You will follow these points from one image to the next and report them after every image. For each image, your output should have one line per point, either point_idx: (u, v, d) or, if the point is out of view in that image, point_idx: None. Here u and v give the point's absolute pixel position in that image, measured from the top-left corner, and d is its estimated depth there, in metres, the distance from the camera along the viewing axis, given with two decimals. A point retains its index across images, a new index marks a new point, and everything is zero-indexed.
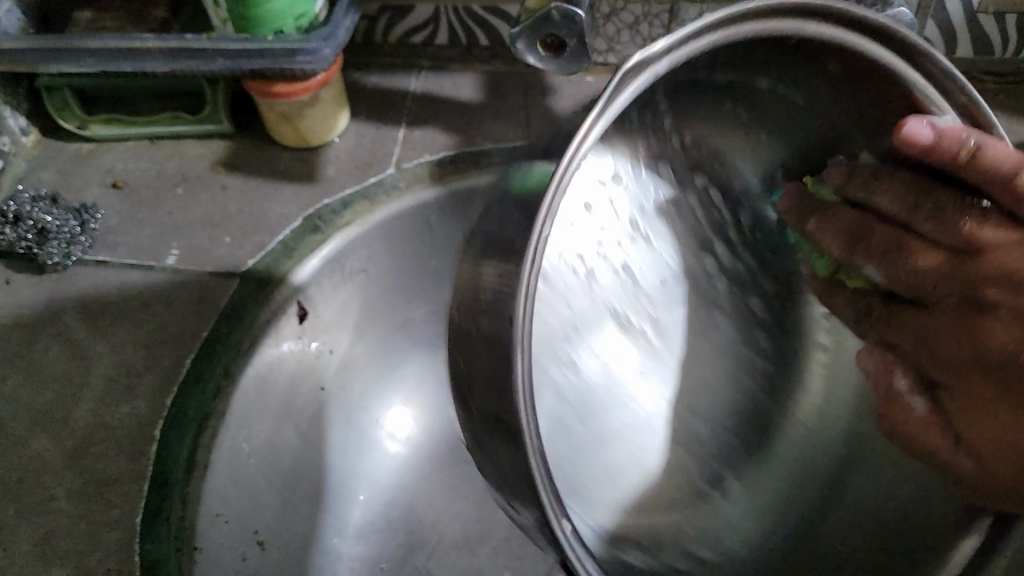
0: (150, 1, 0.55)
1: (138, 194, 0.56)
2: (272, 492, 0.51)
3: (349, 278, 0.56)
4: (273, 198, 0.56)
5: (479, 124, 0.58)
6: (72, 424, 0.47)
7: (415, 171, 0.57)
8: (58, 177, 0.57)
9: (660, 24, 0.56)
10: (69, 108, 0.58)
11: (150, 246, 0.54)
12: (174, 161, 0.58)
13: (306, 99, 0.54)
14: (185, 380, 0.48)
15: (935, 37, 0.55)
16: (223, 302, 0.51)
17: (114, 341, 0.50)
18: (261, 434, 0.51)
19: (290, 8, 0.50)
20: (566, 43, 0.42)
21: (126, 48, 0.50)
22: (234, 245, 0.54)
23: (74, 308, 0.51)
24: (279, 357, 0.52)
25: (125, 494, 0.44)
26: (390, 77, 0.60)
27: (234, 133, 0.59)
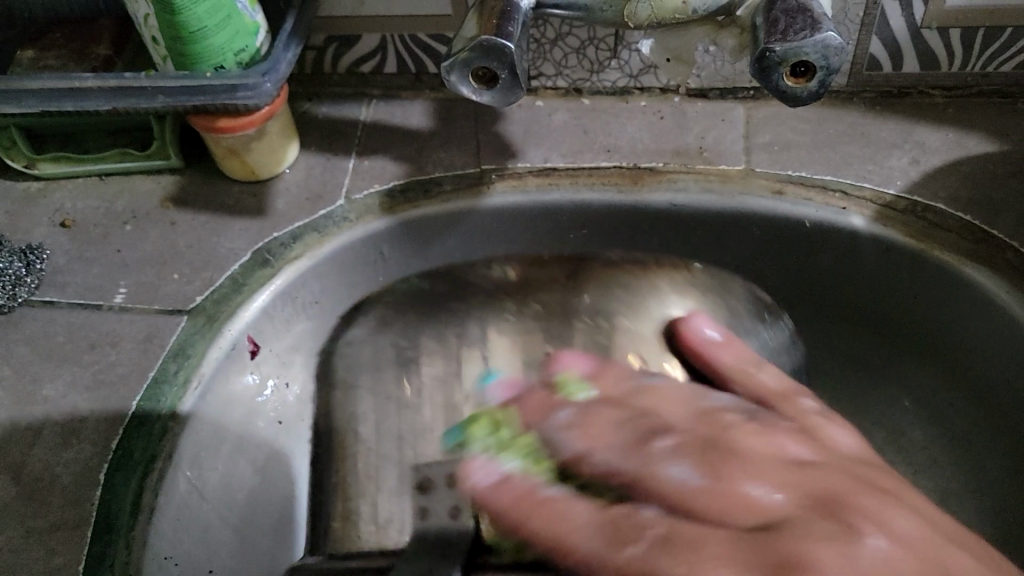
0: (93, 40, 0.55)
1: (87, 232, 0.56)
2: (228, 530, 0.50)
3: (302, 311, 0.56)
4: (223, 233, 0.55)
5: (430, 152, 0.58)
6: (16, 469, 0.47)
7: (365, 202, 0.56)
8: (6, 217, 0.57)
9: (606, 48, 0.56)
10: (16, 147, 0.57)
11: (97, 284, 0.54)
12: (123, 197, 0.57)
13: (251, 133, 0.54)
14: (131, 422, 0.48)
15: (881, 53, 0.54)
16: (170, 340, 0.51)
17: (60, 384, 0.50)
18: (214, 472, 0.50)
19: (229, 43, 0.50)
20: (498, 75, 0.42)
21: (67, 87, 0.51)
22: (183, 281, 0.53)
23: (20, 350, 0.51)
24: (232, 394, 0.52)
25: (69, 541, 0.44)
26: (340, 107, 0.61)
27: (184, 167, 0.58)
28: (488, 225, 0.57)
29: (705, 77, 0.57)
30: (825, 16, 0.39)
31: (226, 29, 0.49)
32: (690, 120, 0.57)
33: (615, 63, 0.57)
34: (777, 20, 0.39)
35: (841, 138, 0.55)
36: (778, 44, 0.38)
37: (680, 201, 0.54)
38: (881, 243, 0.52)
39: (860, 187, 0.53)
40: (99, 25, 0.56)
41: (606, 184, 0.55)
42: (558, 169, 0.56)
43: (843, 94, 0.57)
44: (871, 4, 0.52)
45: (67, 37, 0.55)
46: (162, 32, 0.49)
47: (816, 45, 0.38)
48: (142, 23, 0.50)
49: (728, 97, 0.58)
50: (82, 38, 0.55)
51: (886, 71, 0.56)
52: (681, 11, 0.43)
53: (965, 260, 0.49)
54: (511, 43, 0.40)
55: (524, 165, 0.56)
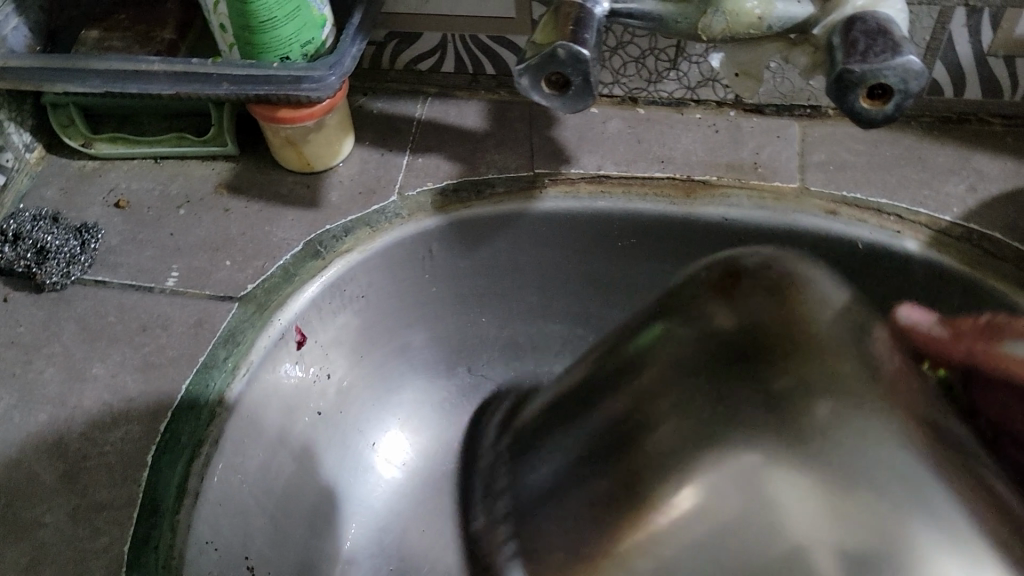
0: (159, 23, 0.55)
1: (140, 214, 0.56)
2: (265, 518, 0.50)
3: (349, 304, 0.56)
4: (275, 222, 0.55)
5: (484, 153, 0.58)
6: (65, 445, 0.47)
7: (417, 199, 0.56)
8: (61, 194, 0.57)
9: (667, 59, 0.56)
10: (74, 125, 0.58)
11: (150, 267, 0.54)
12: (177, 181, 0.58)
13: (310, 125, 0.54)
14: (179, 406, 0.48)
15: (943, 78, 0.54)
16: (220, 326, 0.51)
17: (110, 363, 0.50)
18: (256, 460, 0.50)
19: (296, 34, 0.50)
20: (570, 81, 0.42)
21: (132, 69, 0.51)
22: (234, 268, 0.54)
23: (71, 328, 0.51)
24: (277, 383, 0.52)
25: (114, 520, 0.44)
26: (396, 103, 0.61)
27: (239, 154, 0.59)
28: (537, 230, 0.57)
29: (763, 93, 0.57)
30: (905, 41, 0.39)
31: (294, 21, 0.49)
32: (746, 134, 0.57)
33: (673, 74, 0.57)
34: (857, 41, 0.39)
35: (897, 162, 0.55)
36: (857, 66, 0.38)
37: (733, 216, 0.54)
38: (934, 270, 0.51)
39: (915, 213, 0.52)
40: (163, 9, 0.56)
41: (660, 195, 0.55)
42: (611, 177, 0.56)
43: (902, 117, 0.57)
44: (938, 29, 0.51)
45: (132, 20, 0.55)
46: (231, 20, 0.49)
47: (895, 69, 0.38)
48: (211, 9, 0.50)
49: (784, 115, 0.58)
50: (147, 21, 0.55)
51: (946, 96, 0.56)
52: (756, 26, 0.43)
53: (1020, 290, 0.48)
54: (587, 51, 0.41)
55: (578, 171, 0.56)
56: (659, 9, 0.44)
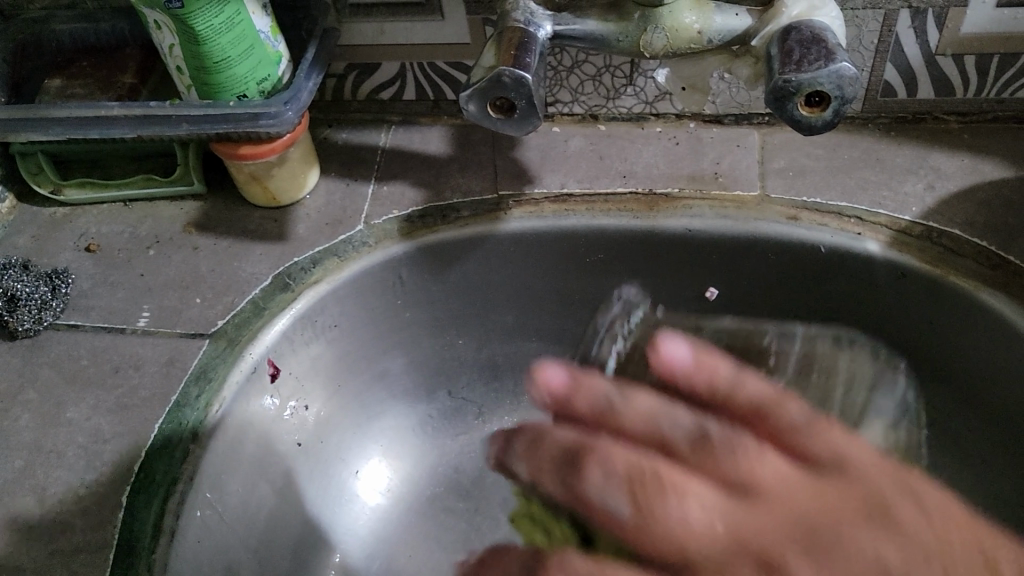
0: (119, 68, 0.56)
1: (111, 257, 0.57)
2: (246, 551, 0.51)
3: (320, 334, 0.56)
4: (244, 258, 0.56)
5: (449, 177, 0.58)
6: (41, 490, 0.47)
7: (384, 227, 0.57)
8: (33, 241, 0.58)
9: (622, 75, 0.57)
10: (43, 172, 0.59)
11: (122, 308, 0.54)
12: (147, 222, 0.58)
13: (273, 160, 0.55)
14: (152, 446, 0.48)
15: (895, 79, 0.55)
16: (191, 364, 0.52)
17: (84, 407, 0.51)
18: (234, 495, 0.50)
19: (252, 72, 0.51)
20: (516, 105, 0.43)
21: (94, 116, 0.52)
22: (205, 305, 0.54)
23: (45, 373, 0.52)
24: (251, 416, 0.52)
25: (91, 563, 0.44)
26: (360, 133, 0.62)
27: (206, 192, 0.59)
28: (505, 251, 0.57)
29: (720, 103, 0.58)
30: (839, 48, 0.40)
31: (250, 59, 0.50)
32: (705, 145, 0.58)
33: (630, 89, 0.58)
34: (793, 50, 0.40)
35: (855, 164, 0.56)
36: (793, 75, 0.39)
37: (696, 226, 0.54)
38: (896, 268, 0.51)
39: (874, 214, 0.53)
40: (124, 54, 0.57)
41: (623, 210, 0.55)
42: (574, 195, 0.56)
43: (858, 119, 0.58)
44: (885, 31, 0.52)
45: (94, 67, 0.56)
46: (187, 61, 0.50)
47: (830, 76, 0.38)
48: (167, 53, 0.50)
49: (743, 123, 0.58)
50: (108, 67, 0.56)
51: (900, 97, 0.56)
52: (697, 41, 0.43)
53: (980, 285, 0.49)
54: (530, 75, 0.41)
55: (541, 191, 0.57)
56: (602, 28, 0.44)
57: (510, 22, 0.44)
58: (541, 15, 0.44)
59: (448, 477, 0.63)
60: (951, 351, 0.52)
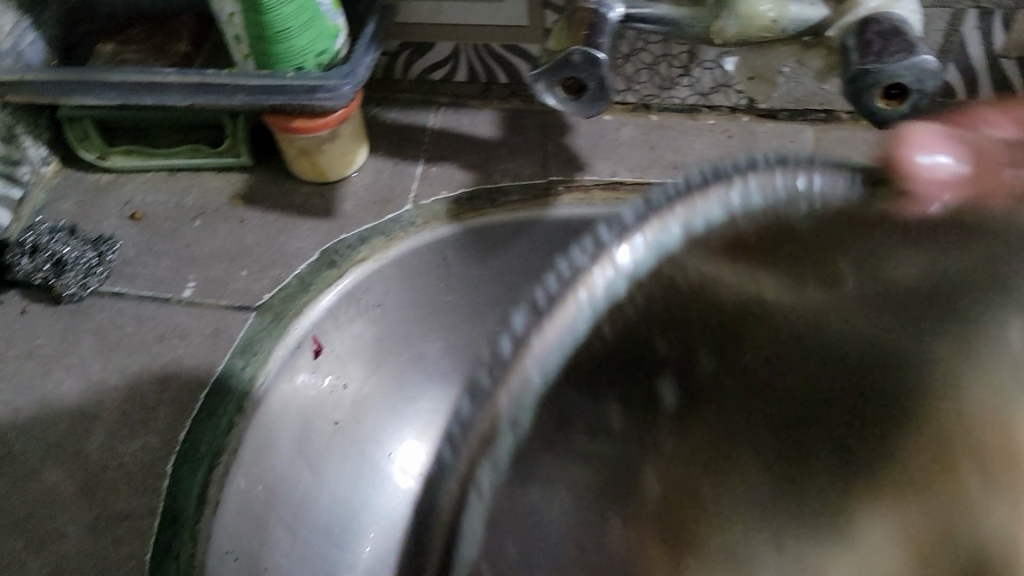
0: (173, 36, 0.55)
1: (156, 226, 0.56)
2: (283, 527, 0.50)
3: (363, 312, 0.56)
4: (290, 232, 0.56)
5: (498, 161, 0.58)
6: (84, 456, 0.47)
7: (432, 208, 0.56)
8: (77, 206, 0.57)
9: (679, 65, 0.56)
10: (89, 138, 0.59)
11: (166, 277, 0.54)
12: (192, 193, 0.58)
13: (325, 135, 0.54)
14: (196, 416, 0.48)
15: (956, 80, 0.55)
16: (236, 336, 0.51)
17: (129, 374, 0.50)
18: (274, 469, 0.50)
19: (312, 45, 0.50)
20: (586, 86, 0.42)
21: (149, 82, 0.51)
22: (251, 278, 0.54)
23: (89, 339, 0.52)
24: (293, 391, 0.52)
25: (134, 530, 0.44)
26: (409, 113, 0.61)
27: (253, 165, 0.59)
28: (553, 237, 0.57)
29: (776, 98, 0.57)
30: (919, 40, 0.39)
31: (310, 31, 0.50)
32: (759, 139, 0.57)
33: (686, 80, 0.57)
34: (872, 41, 0.39)
35: None
36: (873, 65, 0.38)
37: None
38: None
39: None
40: (179, 22, 0.56)
41: None
42: (625, 184, 0.56)
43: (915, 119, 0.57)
44: (951, 31, 0.52)
45: (147, 33, 0.56)
46: (247, 31, 0.49)
47: (911, 68, 0.38)
48: (227, 21, 0.50)
49: (797, 119, 0.58)
50: (162, 35, 0.56)
51: (959, 98, 0.56)
52: (771, 29, 0.43)
53: None
54: (602, 55, 0.41)
55: (592, 179, 0.56)
56: (674, 13, 0.44)
57: (581, 3, 0.44)
58: None
59: None
60: None
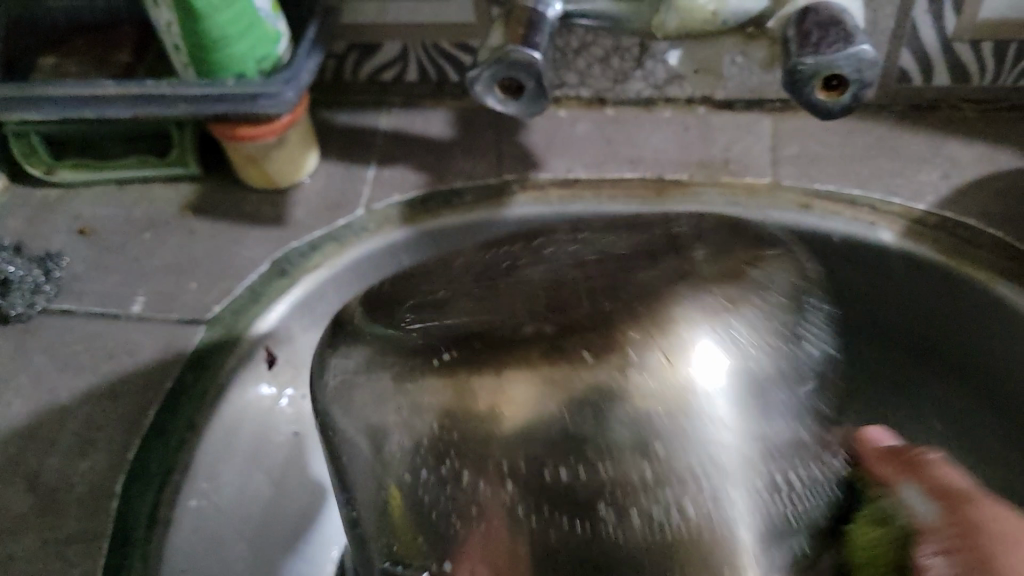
0: (114, 46, 0.54)
1: (105, 240, 0.56)
2: (241, 543, 0.49)
3: (319, 321, 0.55)
4: (241, 242, 0.55)
5: (452, 161, 0.57)
6: (33, 479, 0.46)
7: (385, 212, 0.55)
8: (25, 223, 0.56)
9: (631, 58, 0.55)
10: (37, 153, 0.57)
11: (116, 292, 0.53)
12: (142, 205, 0.57)
13: (271, 142, 0.53)
14: (146, 435, 0.47)
15: (911, 66, 0.54)
16: (187, 350, 0.50)
17: (77, 394, 0.49)
18: (230, 484, 0.49)
19: (251, 51, 0.49)
20: (525, 85, 0.41)
21: (90, 94, 0.50)
22: (201, 290, 0.53)
23: (37, 358, 0.51)
24: (248, 404, 0.51)
25: (84, 553, 0.43)
26: (361, 115, 0.60)
27: (203, 175, 0.58)
28: None
29: (731, 88, 0.56)
30: (858, 30, 0.39)
31: (248, 37, 0.49)
32: (715, 131, 0.56)
33: (639, 73, 0.56)
34: (810, 33, 0.39)
35: (869, 151, 0.54)
36: (812, 58, 0.38)
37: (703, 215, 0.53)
38: (911, 260, 0.50)
39: (889, 202, 0.52)
40: (120, 32, 0.55)
41: (632, 198, 0.54)
42: (580, 181, 0.55)
43: (873, 106, 0.56)
44: (902, 15, 0.51)
45: (89, 45, 0.55)
46: (184, 39, 0.48)
47: (849, 59, 0.37)
48: (163, 29, 0.49)
49: (754, 109, 0.57)
50: (103, 45, 0.55)
51: (916, 83, 0.55)
52: (711, 22, 0.42)
53: (996, 277, 0.48)
54: (538, 56, 0.40)
55: (546, 177, 0.55)
56: (613, 8, 0.43)
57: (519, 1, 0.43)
58: None
59: None
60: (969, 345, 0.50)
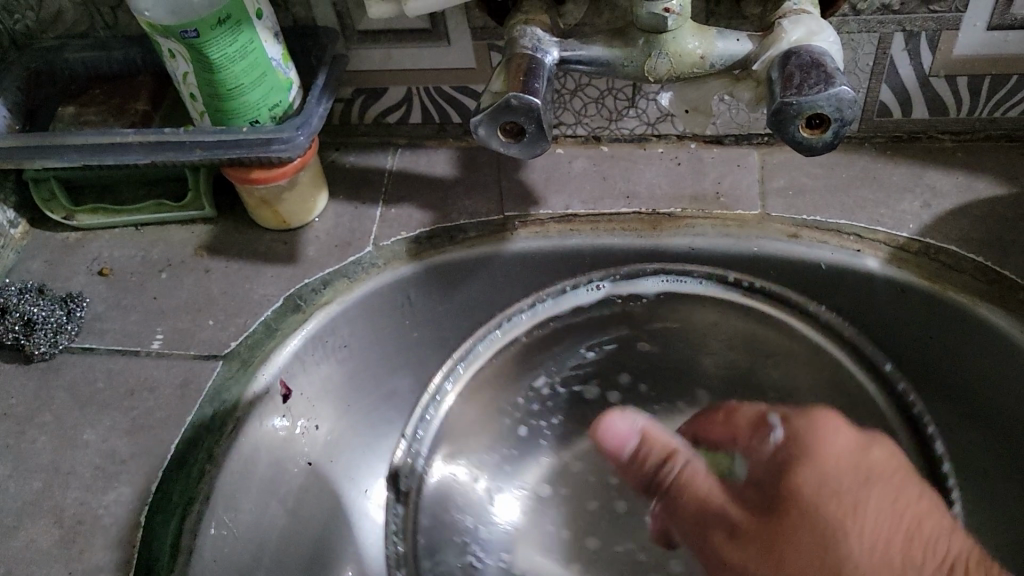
0: (131, 95, 0.57)
1: (124, 280, 0.58)
2: (260, 571, 0.51)
3: (330, 354, 0.57)
4: (255, 279, 0.57)
5: (455, 199, 0.60)
6: (60, 512, 0.48)
7: (393, 248, 0.58)
8: (46, 266, 0.59)
9: (624, 98, 0.58)
10: (55, 199, 0.60)
11: (135, 331, 0.55)
12: (159, 246, 0.59)
13: (283, 184, 0.56)
14: (168, 467, 0.49)
15: (891, 100, 0.56)
16: (206, 385, 0.52)
17: (100, 429, 0.51)
18: (249, 514, 0.51)
19: (265, 98, 0.52)
20: (525, 129, 0.44)
21: (109, 142, 0.53)
22: (217, 327, 0.55)
23: (61, 396, 0.53)
24: (265, 437, 0.53)
25: None
26: (367, 156, 0.63)
27: (217, 217, 0.60)
28: (511, 270, 0.58)
29: (720, 124, 0.59)
30: (838, 71, 0.41)
31: (262, 86, 0.51)
32: (706, 166, 0.59)
33: (632, 112, 0.59)
34: (793, 75, 0.41)
35: (853, 183, 0.57)
36: (794, 97, 0.40)
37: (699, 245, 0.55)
38: (896, 285, 0.53)
39: (873, 231, 0.54)
40: (137, 81, 0.58)
41: (627, 230, 0.56)
42: (579, 216, 0.57)
43: (855, 140, 0.59)
44: (880, 53, 0.53)
45: (107, 94, 0.57)
46: (201, 89, 0.51)
47: (830, 99, 0.40)
48: (181, 80, 0.51)
49: (743, 143, 0.60)
50: (121, 94, 0.57)
51: (896, 117, 0.57)
52: (699, 66, 0.45)
53: (978, 300, 0.51)
54: (538, 100, 0.43)
55: (546, 212, 0.58)
56: (607, 53, 0.46)
57: (517, 49, 0.45)
58: (548, 42, 0.46)
59: None
60: (955, 366, 0.53)
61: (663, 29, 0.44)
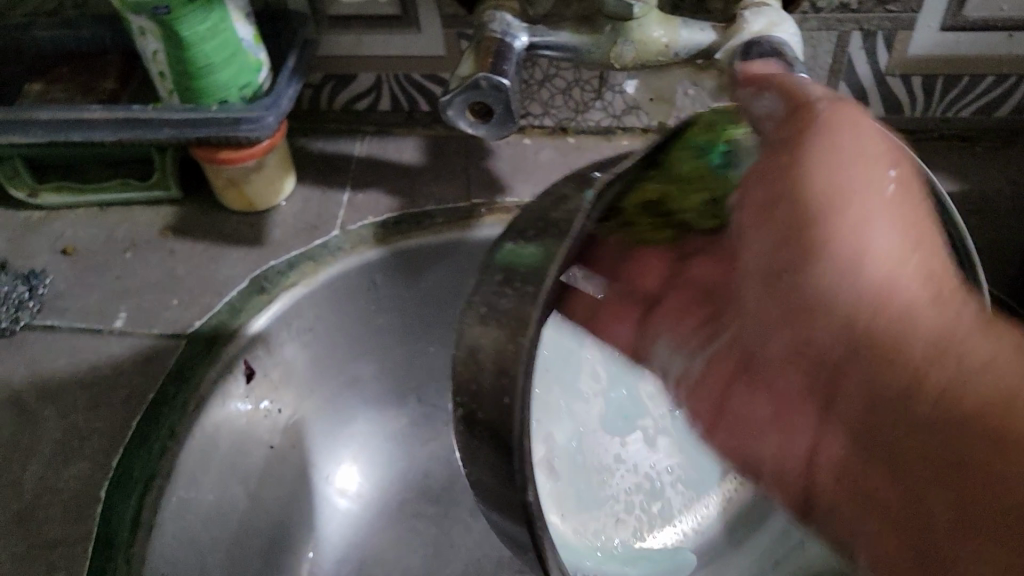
0: (100, 74, 0.57)
1: (88, 259, 0.58)
2: (219, 550, 0.51)
3: (295, 337, 0.57)
4: (220, 261, 0.57)
5: (422, 186, 0.60)
6: (18, 487, 0.48)
7: (359, 233, 0.58)
8: (9, 243, 0.58)
9: (591, 90, 0.59)
10: (20, 176, 0.59)
11: (98, 309, 0.55)
12: (124, 226, 0.59)
13: (251, 165, 0.56)
14: (130, 442, 0.49)
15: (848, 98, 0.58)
16: (169, 364, 0.52)
17: (61, 406, 0.51)
18: (210, 491, 0.51)
19: (234, 78, 0.52)
20: (493, 110, 0.45)
21: (74, 120, 0.52)
22: (182, 306, 0.55)
23: (21, 372, 0.52)
24: (227, 417, 0.53)
25: (70, 556, 0.45)
26: (335, 143, 0.63)
27: (183, 198, 0.61)
28: (475, 257, 0.59)
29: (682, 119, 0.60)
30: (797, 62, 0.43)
31: (232, 66, 0.52)
32: None
33: (599, 103, 0.60)
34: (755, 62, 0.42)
35: None
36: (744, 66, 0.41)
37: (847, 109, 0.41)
38: None
39: None
40: (106, 61, 0.58)
41: None
42: None
43: None
44: (838, 52, 0.55)
45: (74, 72, 0.57)
46: (170, 67, 0.51)
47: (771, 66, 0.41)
48: (150, 59, 0.51)
49: None
50: (90, 73, 0.57)
51: None
52: (664, 54, 0.46)
53: None
54: (507, 81, 0.43)
55: (511, 202, 0.59)
56: (574, 40, 0.46)
57: (487, 32, 0.46)
58: (517, 27, 0.46)
59: (418, 483, 0.65)
60: None
61: (630, 16, 0.44)
